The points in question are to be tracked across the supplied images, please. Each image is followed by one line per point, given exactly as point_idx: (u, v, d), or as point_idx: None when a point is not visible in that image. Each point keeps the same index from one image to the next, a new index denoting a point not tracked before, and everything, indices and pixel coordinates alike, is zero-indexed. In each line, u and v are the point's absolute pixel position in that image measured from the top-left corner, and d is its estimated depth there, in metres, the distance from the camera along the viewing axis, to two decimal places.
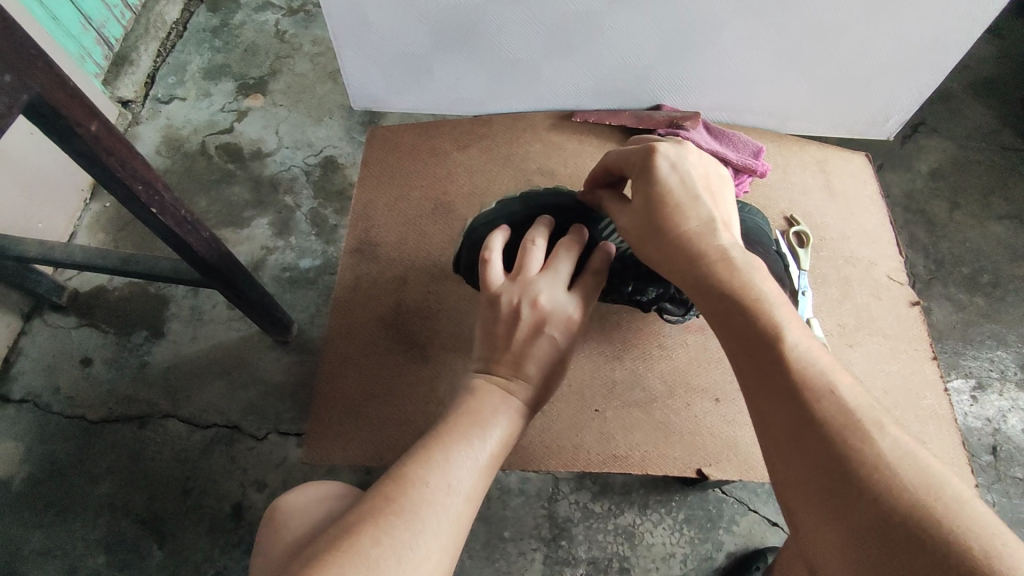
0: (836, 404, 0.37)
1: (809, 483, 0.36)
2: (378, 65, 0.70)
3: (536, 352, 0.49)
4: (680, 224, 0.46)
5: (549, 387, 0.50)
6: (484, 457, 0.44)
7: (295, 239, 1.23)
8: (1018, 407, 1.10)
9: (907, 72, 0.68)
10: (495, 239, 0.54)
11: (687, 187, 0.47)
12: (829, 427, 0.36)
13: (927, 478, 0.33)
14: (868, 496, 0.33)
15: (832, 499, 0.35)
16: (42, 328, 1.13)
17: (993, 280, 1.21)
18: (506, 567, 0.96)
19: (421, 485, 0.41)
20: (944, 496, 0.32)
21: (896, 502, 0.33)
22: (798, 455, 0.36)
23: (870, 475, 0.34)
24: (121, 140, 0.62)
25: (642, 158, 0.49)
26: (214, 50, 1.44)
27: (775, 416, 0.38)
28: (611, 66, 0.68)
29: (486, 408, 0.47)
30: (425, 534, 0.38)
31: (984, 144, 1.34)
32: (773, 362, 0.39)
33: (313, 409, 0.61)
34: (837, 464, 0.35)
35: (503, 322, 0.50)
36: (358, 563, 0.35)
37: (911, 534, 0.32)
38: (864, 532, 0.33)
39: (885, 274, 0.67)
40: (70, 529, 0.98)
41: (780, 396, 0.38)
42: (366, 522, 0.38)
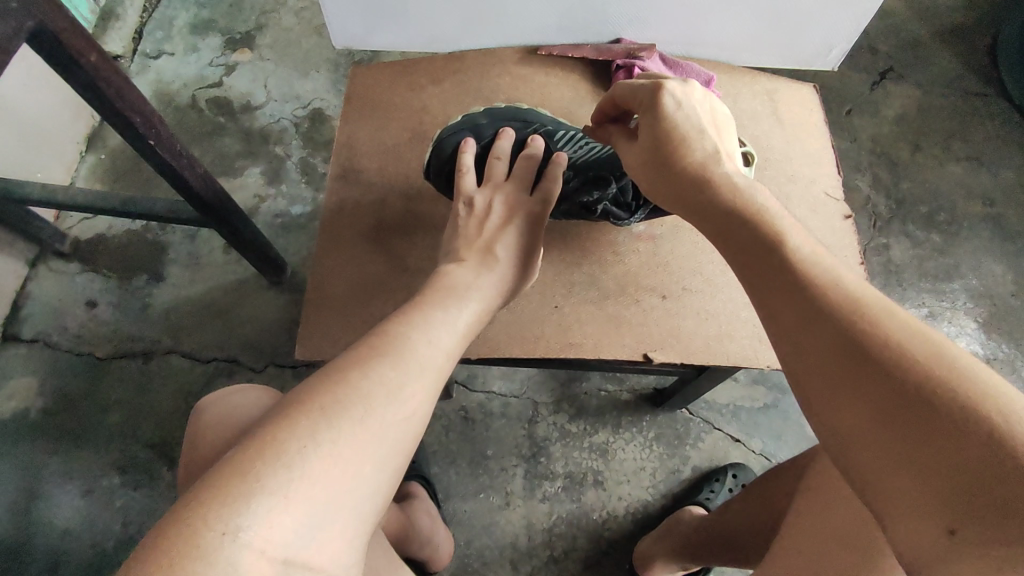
0: (839, 298, 0.41)
1: (826, 364, 0.40)
2: (355, 5, 0.75)
3: (504, 238, 0.56)
4: (683, 155, 0.52)
5: (520, 272, 0.57)
6: (461, 323, 0.51)
7: (286, 187, 1.29)
8: (965, 332, 1.19)
9: (844, 6, 0.73)
10: (467, 153, 0.60)
11: (690, 121, 0.53)
12: (839, 314, 0.40)
13: (938, 351, 0.37)
14: (889, 367, 0.37)
15: (850, 371, 0.39)
16: (47, 273, 1.19)
17: (948, 218, 1.28)
18: (489, 481, 1.05)
19: (404, 338, 0.47)
20: (956, 361, 0.36)
21: (914, 369, 0.37)
22: (811, 336, 0.41)
23: (894, 354, 0.38)
24: (117, 71, 0.67)
25: (650, 95, 0.54)
26: (199, 5, 1.46)
27: (788, 311, 0.43)
28: (571, 2, 0.73)
29: (461, 282, 0.53)
30: (409, 374, 0.45)
31: (947, 90, 1.39)
32: (779, 275, 0.43)
33: (304, 313, 0.68)
34: (853, 346, 0.39)
35: (474, 218, 0.57)
36: (349, 393, 0.42)
37: (925, 398, 0.36)
38: (878, 403, 0.37)
39: (821, 191, 0.74)
40: (85, 453, 1.06)
41: (791, 294, 0.43)
42: (356, 364, 0.44)
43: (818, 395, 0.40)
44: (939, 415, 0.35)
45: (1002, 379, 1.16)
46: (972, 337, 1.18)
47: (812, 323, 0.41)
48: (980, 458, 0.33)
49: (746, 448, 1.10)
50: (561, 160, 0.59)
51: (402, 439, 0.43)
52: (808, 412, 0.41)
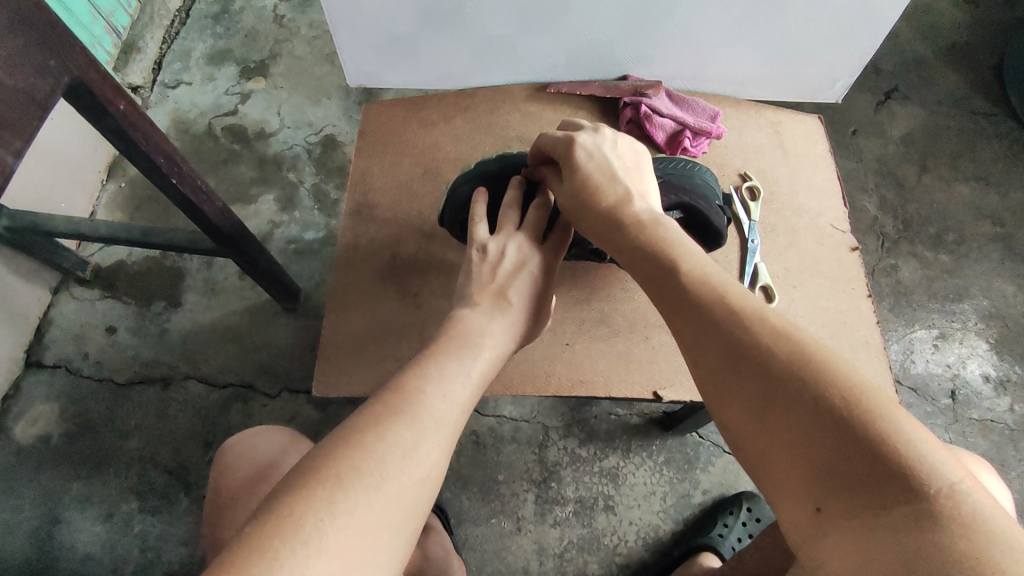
0: (723, 307, 0.45)
1: (712, 367, 0.43)
2: (369, 44, 0.78)
3: (518, 284, 0.58)
4: (601, 199, 0.55)
5: (533, 313, 0.59)
6: (474, 375, 0.51)
7: (299, 213, 1.31)
8: (977, 354, 1.19)
9: (847, 40, 0.75)
10: (479, 203, 0.63)
11: (603, 168, 0.56)
12: (724, 325, 0.43)
13: (803, 347, 0.40)
14: (762, 369, 0.40)
15: (730, 372, 0.42)
16: (68, 300, 1.21)
17: (957, 239, 1.28)
18: (501, 506, 1.06)
19: (420, 394, 0.47)
20: (815, 355, 0.40)
21: (782, 366, 0.40)
22: (700, 343, 0.44)
23: (767, 357, 0.41)
24: (143, 116, 0.69)
25: (565, 148, 0.57)
26: (216, 36, 1.50)
27: (681, 321, 0.46)
28: (579, 40, 0.75)
29: (475, 332, 0.54)
30: (424, 434, 0.45)
31: (954, 109, 1.40)
32: (675, 293, 0.47)
33: (321, 350, 0.69)
34: (736, 353, 0.42)
35: (488, 264, 0.59)
36: (367, 457, 0.41)
37: (788, 389, 0.39)
38: (753, 400, 0.40)
39: (828, 224, 0.75)
40: (104, 479, 1.08)
41: (683, 307, 0.46)
42: (371, 424, 0.44)
43: (711, 398, 0.43)
44: (802, 407, 0.38)
45: (1015, 401, 1.15)
46: (984, 359, 1.18)
47: (702, 335, 0.44)
48: (835, 441, 0.36)
49: None
50: None
51: (419, 503, 0.42)
52: (711, 416, 0.44)
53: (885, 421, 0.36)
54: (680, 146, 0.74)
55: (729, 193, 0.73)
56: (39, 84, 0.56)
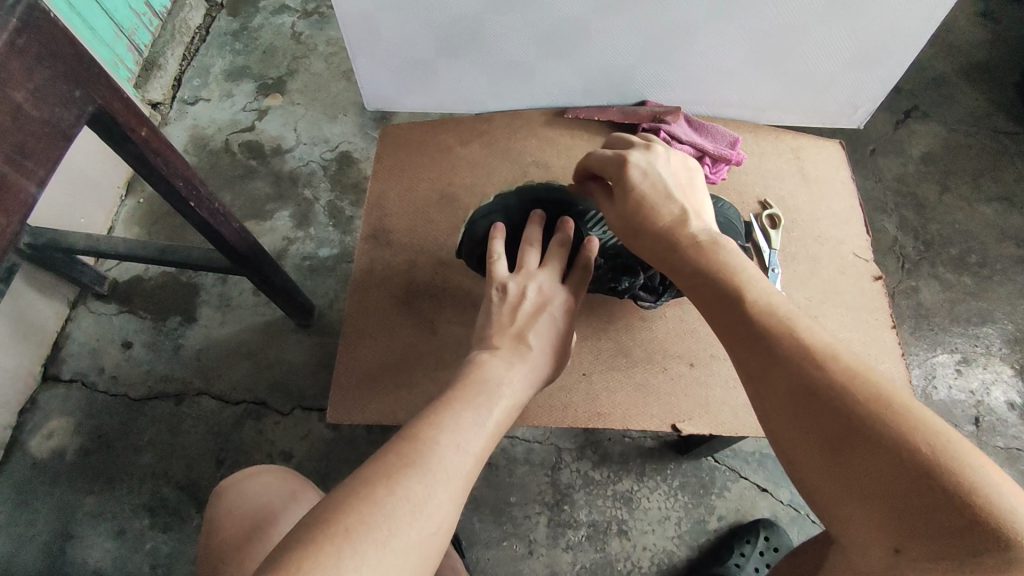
0: (793, 342, 0.42)
1: (781, 405, 0.42)
2: (388, 69, 0.78)
3: (538, 325, 0.58)
4: (654, 219, 0.53)
5: (556, 353, 0.58)
6: (489, 422, 0.50)
7: (314, 230, 1.32)
8: (1001, 379, 1.16)
9: (870, 67, 0.74)
10: (497, 239, 0.63)
11: (657, 186, 0.55)
12: (793, 360, 0.42)
13: (880, 393, 0.39)
14: (837, 408, 0.39)
15: (802, 412, 0.40)
16: (86, 314, 1.23)
17: (980, 260, 1.26)
18: (513, 529, 1.05)
19: (433, 444, 0.46)
20: (894, 404, 0.38)
21: (861, 412, 0.38)
22: (768, 378, 0.43)
23: (844, 397, 0.39)
24: (164, 141, 0.70)
25: (617, 167, 0.57)
26: (234, 52, 1.52)
27: (746, 352, 0.44)
28: (597, 66, 0.75)
29: (493, 378, 0.53)
30: (436, 487, 0.44)
31: (976, 128, 1.38)
32: (738, 320, 0.45)
33: (336, 376, 0.69)
34: (808, 389, 0.40)
35: (507, 306, 0.59)
36: (376, 511, 0.41)
37: (867, 436, 0.37)
38: (824, 442, 0.39)
39: (850, 252, 0.73)
40: (117, 494, 1.09)
41: (748, 338, 0.44)
42: (381, 475, 0.43)
43: (777, 434, 0.42)
44: (883, 451, 0.37)
45: None
46: (1008, 385, 1.15)
47: (770, 368, 0.42)
48: (916, 492, 0.35)
49: (774, 498, 1.08)
50: (593, 247, 0.61)
51: (429, 557, 0.42)
52: (775, 448, 0.43)
53: (968, 474, 0.35)
54: (699, 173, 0.74)
55: (749, 222, 0.72)
56: (64, 115, 0.57)
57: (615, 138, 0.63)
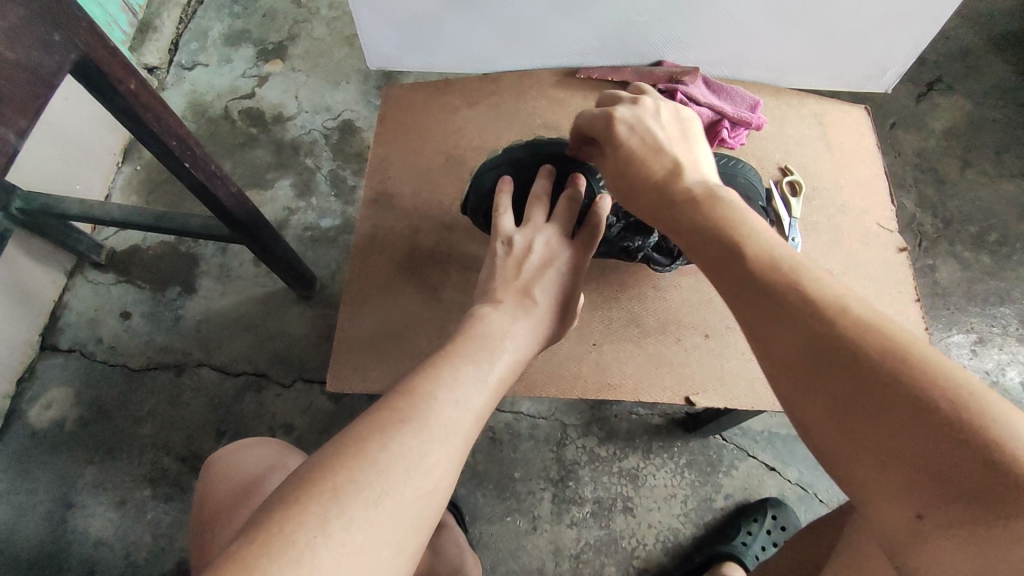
0: (801, 293, 0.37)
1: (790, 363, 0.37)
2: (391, 25, 0.74)
3: (543, 279, 0.55)
4: (648, 173, 0.50)
5: (560, 309, 0.56)
6: (491, 379, 0.48)
7: (316, 200, 1.29)
8: (1017, 360, 1.13)
9: (903, 26, 0.70)
10: (503, 193, 0.60)
11: (647, 141, 0.52)
12: (798, 312, 0.37)
13: (901, 344, 0.34)
14: (847, 363, 0.34)
15: (814, 370, 0.35)
16: (83, 283, 1.20)
17: (1000, 238, 1.22)
18: (517, 505, 1.03)
19: (431, 399, 0.44)
20: (915, 354, 0.33)
21: (878, 366, 0.33)
22: (774, 332, 0.37)
23: (858, 349, 0.34)
24: (156, 97, 0.66)
25: (604, 126, 0.54)
26: (233, 16, 1.47)
27: (750, 304, 0.39)
28: (612, 23, 0.71)
29: (496, 331, 0.51)
30: (433, 443, 0.42)
31: (1000, 102, 1.33)
32: (736, 271, 0.40)
33: (336, 344, 0.67)
34: (815, 344, 0.35)
35: (512, 259, 0.56)
36: (367, 468, 0.38)
37: (887, 392, 0.33)
38: (842, 401, 0.34)
39: (874, 222, 0.70)
40: (117, 465, 1.07)
41: (753, 290, 0.39)
42: (375, 431, 0.41)
43: (787, 395, 0.37)
44: (901, 408, 0.32)
45: None
46: None
47: (777, 323, 0.37)
48: (943, 450, 0.31)
49: (782, 477, 1.06)
50: (604, 203, 0.58)
51: (423, 519, 0.39)
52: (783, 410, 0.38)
53: (998, 427, 0.30)
54: (717, 137, 0.71)
55: (769, 189, 0.69)
56: (44, 60, 0.54)
57: (603, 96, 0.60)
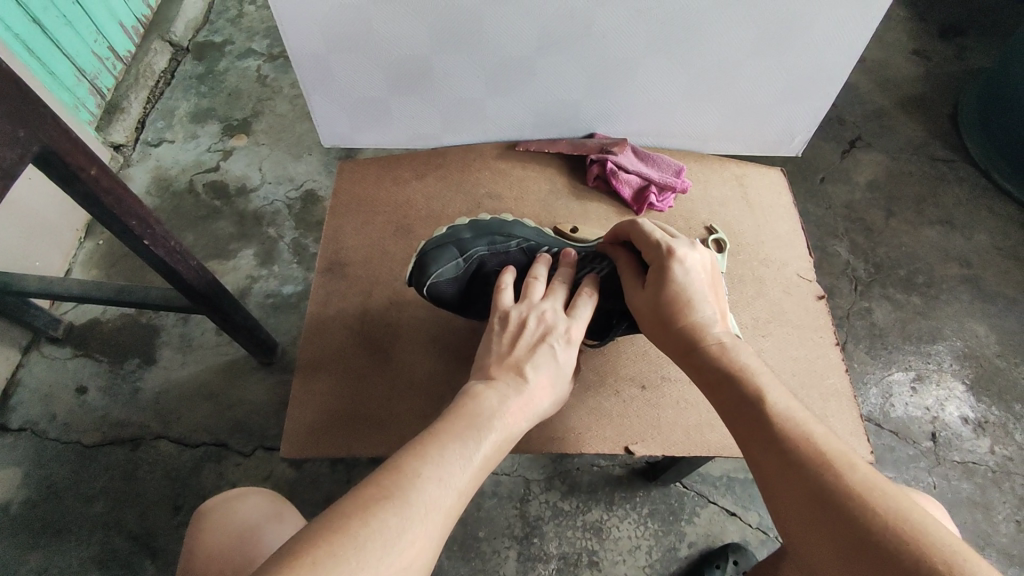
0: (811, 451, 0.46)
1: (800, 512, 0.45)
2: (342, 108, 0.80)
3: (536, 356, 0.57)
4: (684, 316, 0.56)
5: (552, 387, 0.57)
6: (477, 456, 0.49)
7: (278, 267, 1.31)
8: (954, 396, 1.19)
9: (801, 97, 0.78)
10: (506, 273, 0.63)
11: (692, 282, 0.57)
12: (811, 470, 0.45)
13: (894, 508, 0.41)
14: (847, 519, 0.42)
15: (818, 521, 0.43)
16: (38, 359, 1.19)
17: (928, 281, 1.31)
18: (482, 565, 1.02)
19: (415, 476, 0.45)
20: (906, 518, 0.41)
21: (871, 524, 0.41)
22: (786, 484, 0.46)
23: (853, 508, 0.42)
24: (115, 180, 0.70)
25: (657, 255, 0.58)
26: (199, 95, 1.54)
27: (767, 457, 0.48)
28: (545, 101, 0.78)
29: (485, 409, 0.53)
30: (412, 522, 0.43)
31: (916, 157, 1.45)
32: (759, 426, 0.49)
33: (290, 409, 0.68)
34: (821, 497, 0.44)
35: (508, 333, 0.59)
36: (347, 544, 0.40)
37: (879, 549, 0.40)
38: (843, 549, 0.41)
39: (794, 273, 0.76)
40: (66, 548, 1.03)
41: (772, 446, 0.48)
42: (358, 507, 0.42)
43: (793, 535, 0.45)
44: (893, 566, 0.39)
45: (996, 442, 1.14)
46: (962, 401, 1.18)
47: (789, 477, 0.46)
48: None
49: (742, 522, 1.08)
50: (596, 280, 0.63)
51: None
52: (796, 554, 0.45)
53: None
54: (646, 202, 0.77)
55: None
56: (7, 154, 0.58)
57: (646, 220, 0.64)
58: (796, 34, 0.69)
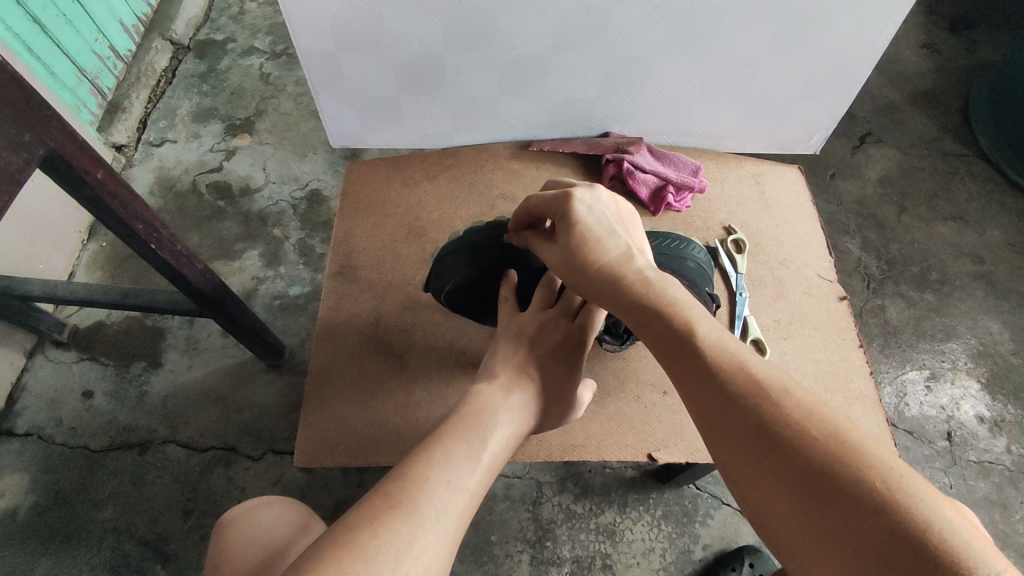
0: (746, 380, 0.42)
1: (738, 447, 0.40)
2: (352, 108, 0.78)
3: (534, 358, 0.58)
4: (601, 257, 0.52)
5: (556, 393, 0.58)
6: (484, 456, 0.49)
7: (284, 268, 1.30)
8: (970, 394, 1.17)
9: (820, 95, 0.77)
10: (506, 284, 0.65)
11: (603, 225, 0.54)
12: (747, 399, 0.41)
13: (833, 432, 0.38)
14: (787, 448, 0.38)
15: (757, 453, 0.39)
16: (43, 363, 1.18)
17: (941, 278, 1.29)
18: (495, 569, 1.01)
19: (423, 482, 0.44)
20: (846, 441, 0.37)
21: (810, 450, 0.38)
22: (723, 417, 0.41)
23: (793, 437, 0.38)
24: (122, 184, 0.68)
25: (561, 207, 0.55)
26: (202, 94, 1.52)
27: (702, 392, 0.43)
28: (559, 100, 0.76)
29: (488, 409, 0.53)
30: (424, 529, 0.41)
31: (928, 152, 1.43)
32: (691, 359, 0.44)
33: (303, 417, 0.67)
34: (760, 428, 0.40)
35: (511, 341, 0.60)
36: (358, 558, 0.38)
37: (820, 477, 0.37)
38: (782, 481, 0.38)
39: (815, 273, 0.75)
40: (75, 554, 1.02)
41: (704, 378, 0.43)
42: (367, 520, 0.41)
43: (733, 471, 0.41)
44: (835, 494, 0.36)
45: (1012, 441, 1.13)
46: (977, 399, 1.17)
47: (725, 410, 0.41)
48: (868, 528, 0.34)
49: None
50: None
51: None
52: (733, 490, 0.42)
53: (914, 506, 0.34)
54: (664, 202, 0.76)
55: (713, 248, 0.74)
56: (13, 159, 0.56)
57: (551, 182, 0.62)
58: (818, 29, 0.68)
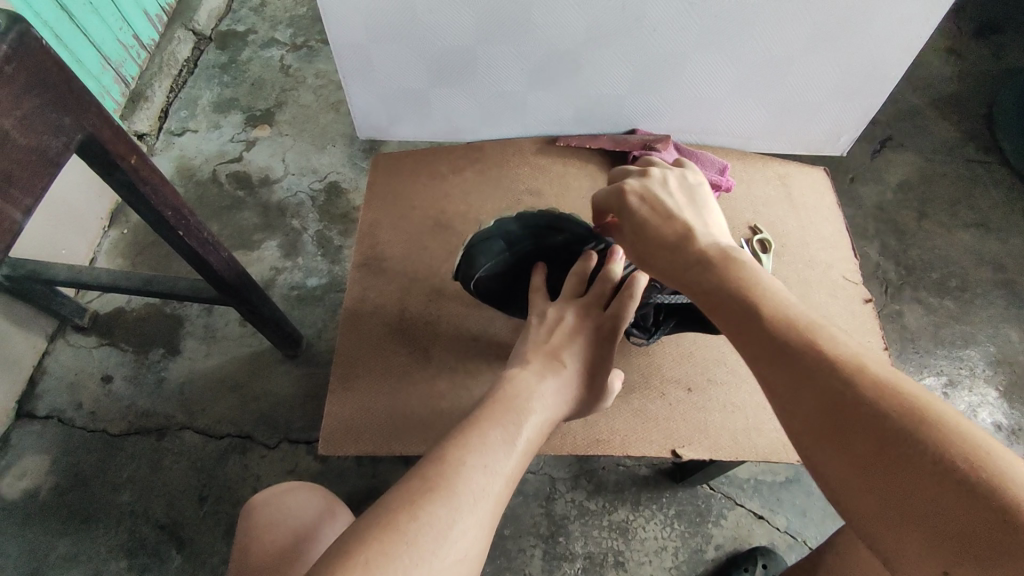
0: (821, 352, 0.40)
1: (813, 421, 0.39)
2: (381, 100, 0.79)
3: (567, 344, 0.58)
4: (662, 240, 0.54)
5: (588, 381, 0.57)
6: (519, 441, 0.49)
7: (302, 259, 1.31)
8: (987, 402, 1.17)
9: (851, 97, 0.77)
10: (536, 275, 0.66)
11: (659, 210, 0.55)
12: (825, 371, 0.39)
13: (916, 407, 0.36)
14: (868, 424, 0.36)
15: (833, 428, 0.38)
16: (64, 347, 1.19)
17: (960, 284, 1.28)
18: (507, 563, 1.02)
19: (460, 465, 0.44)
20: (928, 415, 0.36)
21: (893, 424, 0.36)
22: (796, 390, 0.40)
23: (873, 412, 0.37)
24: (154, 170, 0.69)
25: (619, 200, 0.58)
26: (222, 85, 1.53)
27: (773, 365, 0.41)
28: (588, 96, 0.76)
29: (523, 395, 0.53)
30: (461, 512, 0.42)
31: (950, 158, 1.42)
32: (760, 333, 0.43)
33: (329, 404, 0.67)
34: (836, 402, 0.38)
35: (545, 327, 0.60)
36: (398, 542, 0.39)
37: (903, 452, 0.35)
38: (860, 455, 0.36)
39: (841, 275, 0.75)
40: (94, 535, 1.04)
41: (773, 352, 0.41)
42: (405, 502, 0.41)
43: (804, 444, 0.39)
44: (920, 471, 0.34)
45: None
46: (994, 407, 1.16)
47: (800, 385, 0.39)
48: (956, 505, 0.33)
49: (770, 525, 1.07)
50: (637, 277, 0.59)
51: None
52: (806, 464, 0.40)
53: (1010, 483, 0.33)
54: None
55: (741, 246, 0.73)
56: (53, 143, 0.57)
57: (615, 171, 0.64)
58: (852, 31, 0.68)
